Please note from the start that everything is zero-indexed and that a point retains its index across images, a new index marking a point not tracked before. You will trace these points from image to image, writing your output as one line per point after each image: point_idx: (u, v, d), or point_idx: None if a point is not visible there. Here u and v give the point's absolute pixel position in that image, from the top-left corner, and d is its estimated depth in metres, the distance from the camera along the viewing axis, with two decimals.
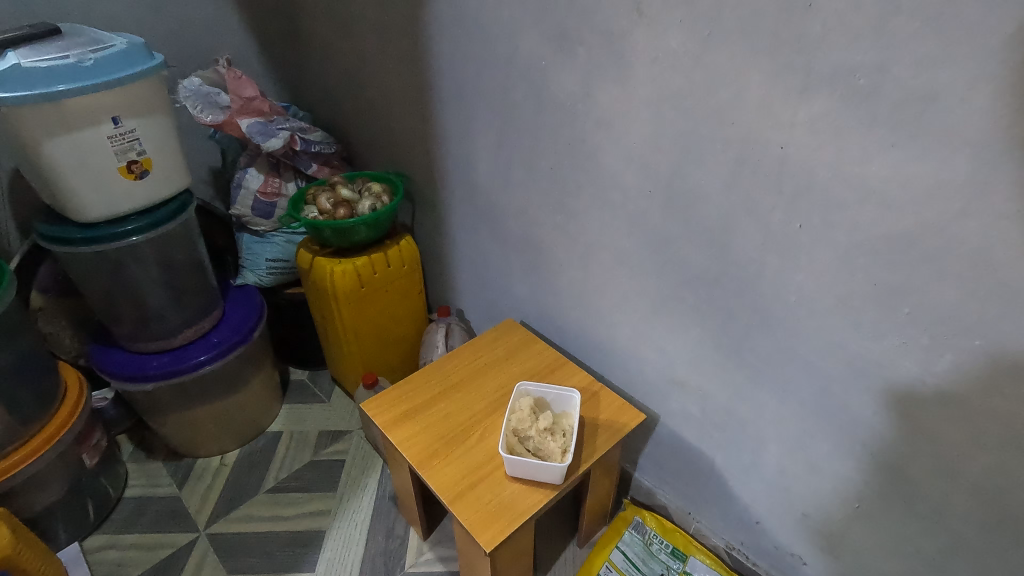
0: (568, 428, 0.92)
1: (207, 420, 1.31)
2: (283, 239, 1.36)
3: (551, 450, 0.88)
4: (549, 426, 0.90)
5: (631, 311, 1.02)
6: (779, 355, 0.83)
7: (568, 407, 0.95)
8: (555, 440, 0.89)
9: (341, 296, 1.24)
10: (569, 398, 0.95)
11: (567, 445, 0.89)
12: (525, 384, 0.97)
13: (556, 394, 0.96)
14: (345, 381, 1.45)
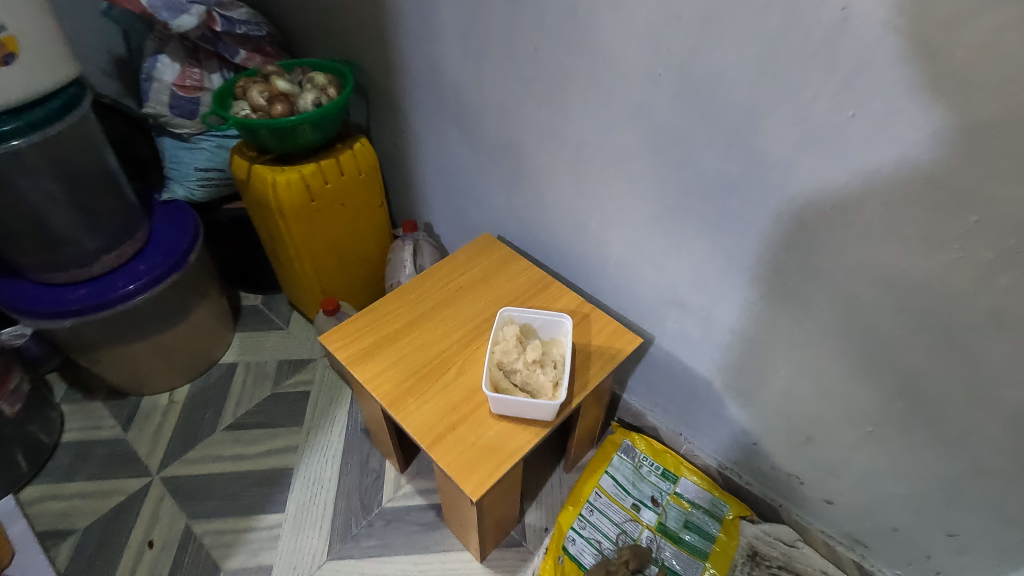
0: (560, 358, 0.81)
1: (147, 356, 1.16)
2: (213, 145, 1.14)
3: (541, 385, 0.78)
4: (538, 357, 0.79)
5: (628, 224, 0.88)
6: (803, 272, 0.73)
7: (559, 333, 0.84)
8: (545, 373, 0.78)
9: (289, 211, 1.06)
10: (561, 323, 0.84)
11: (558, 377, 0.78)
12: (509, 309, 0.84)
13: (544, 319, 0.84)
14: (303, 306, 1.31)
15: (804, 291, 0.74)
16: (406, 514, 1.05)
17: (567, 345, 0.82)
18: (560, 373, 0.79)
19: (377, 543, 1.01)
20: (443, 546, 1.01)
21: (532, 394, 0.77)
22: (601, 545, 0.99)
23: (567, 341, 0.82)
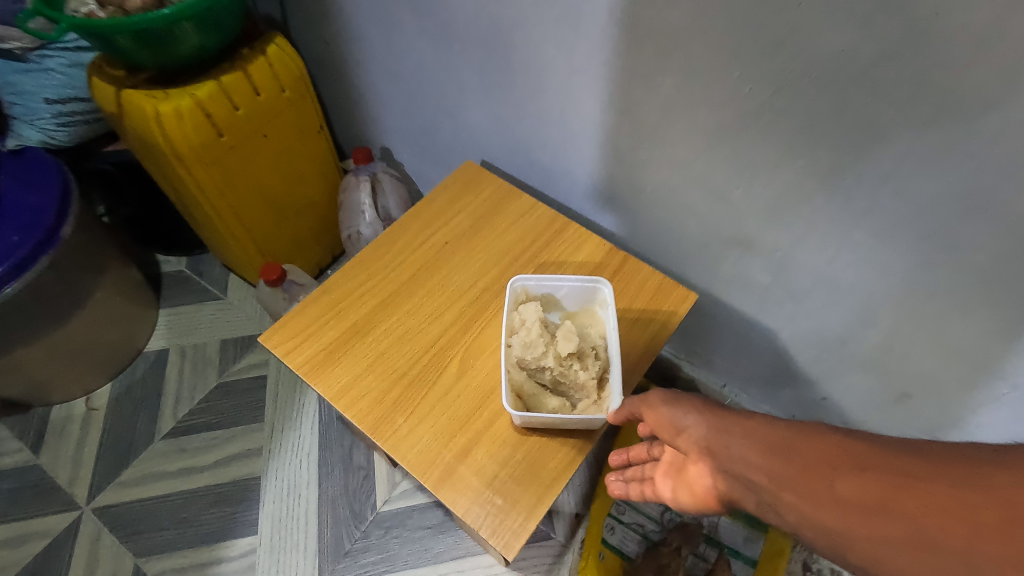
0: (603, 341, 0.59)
1: (42, 362, 0.89)
2: (62, 63, 0.79)
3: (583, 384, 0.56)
4: (576, 349, 0.57)
5: (675, 138, 0.62)
6: (958, 200, 0.49)
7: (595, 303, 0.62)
8: (586, 370, 0.56)
9: (188, 154, 0.76)
10: (597, 289, 0.62)
11: (603, 374, 0.57)
12: (522, 279, 0.61)
13: (573, 287, 0.61)
14: (240, 270, 1.03)
15: (953, 226, 0.51)
16: (408, 518, 0.86)
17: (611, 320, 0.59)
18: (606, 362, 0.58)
19: (378, 558, 0.83)
20: (458, 552, 0.84)
21: (567, 398, 0.57)
22: (645, 529, 0.84)
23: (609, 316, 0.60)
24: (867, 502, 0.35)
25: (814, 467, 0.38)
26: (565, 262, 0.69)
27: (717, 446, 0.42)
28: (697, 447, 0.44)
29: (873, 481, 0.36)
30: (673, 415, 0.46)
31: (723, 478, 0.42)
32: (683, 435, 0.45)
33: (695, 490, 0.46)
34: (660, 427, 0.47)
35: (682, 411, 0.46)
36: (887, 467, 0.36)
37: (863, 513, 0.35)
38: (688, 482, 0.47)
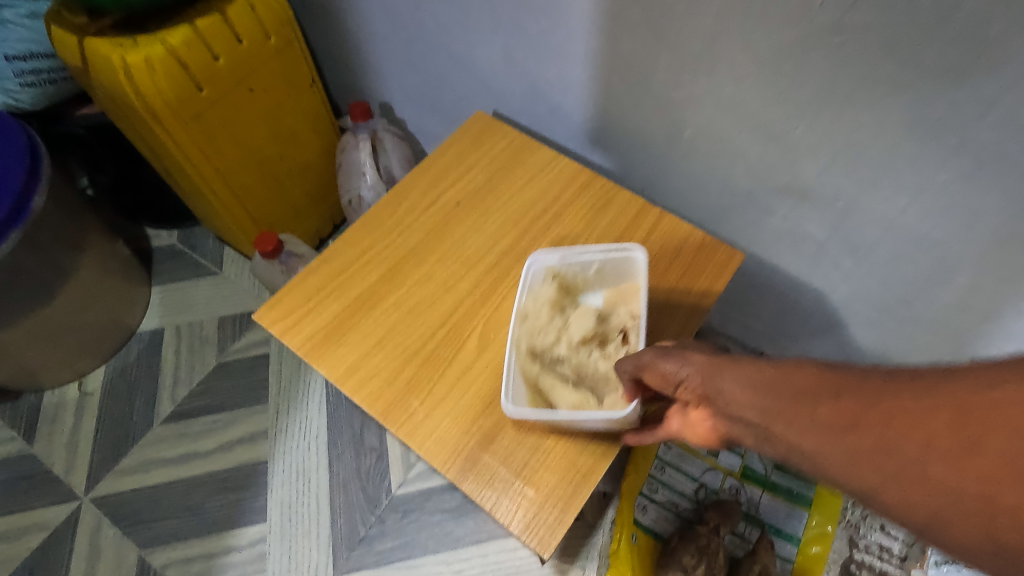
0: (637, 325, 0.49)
1: (26, 346, 0.83)
2: (19, 14, 0.70)
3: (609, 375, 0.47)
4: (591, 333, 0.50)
5: (724, 70, 0.53)
6: None
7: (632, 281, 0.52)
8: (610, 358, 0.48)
9: (165, 112, 0.67)
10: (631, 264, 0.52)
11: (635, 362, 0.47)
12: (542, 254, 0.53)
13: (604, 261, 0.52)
14: (234, 241, 0.96)
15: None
16: (424, 501, 0.81)
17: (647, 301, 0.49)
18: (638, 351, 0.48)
19: (394, 544, 0.78)
20: (480, 536, 0.79)
21: (598, 395, 0.48)
22: (679, 507, 0.79)
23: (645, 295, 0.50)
24: (844, 428, 0.29)
25: (803, 394, 0.31)
26: (594, 220, 0.61)
27: (710, 390, 0.36)
28: (695, 395, 0.37)
29: (850, 408, 0.29)
30: (663, 357, 0.39)
31: (728, 426, 0.35)
32: (674, 381, 0.39)
33: (697, 432, 0.39)
34: (650, 373, 0.40)
35: (674, 358, 0.39)
36: (869, 389, 0.29)
37: (837, 434, 0.29)
38: (688, 426, 0.39)
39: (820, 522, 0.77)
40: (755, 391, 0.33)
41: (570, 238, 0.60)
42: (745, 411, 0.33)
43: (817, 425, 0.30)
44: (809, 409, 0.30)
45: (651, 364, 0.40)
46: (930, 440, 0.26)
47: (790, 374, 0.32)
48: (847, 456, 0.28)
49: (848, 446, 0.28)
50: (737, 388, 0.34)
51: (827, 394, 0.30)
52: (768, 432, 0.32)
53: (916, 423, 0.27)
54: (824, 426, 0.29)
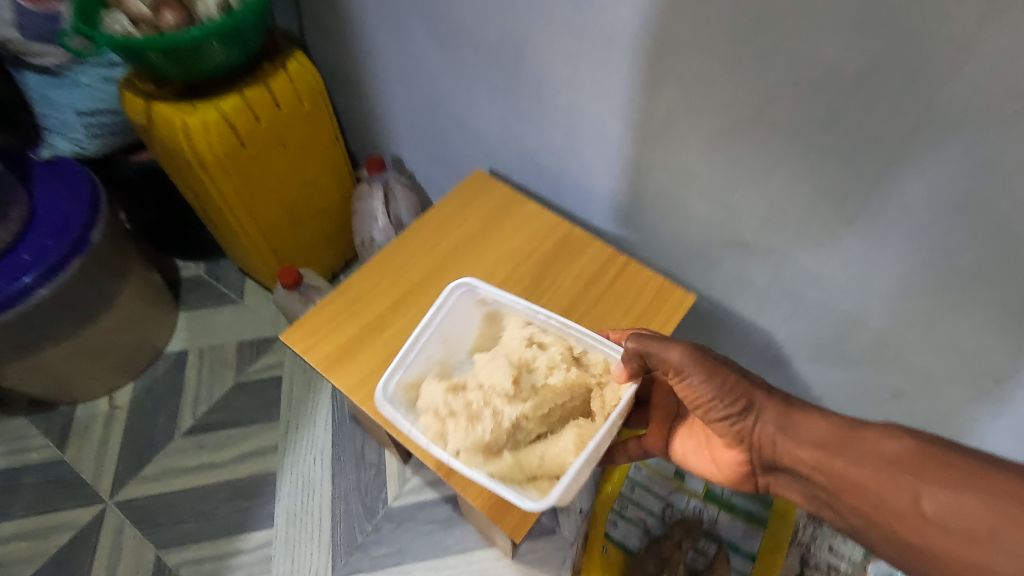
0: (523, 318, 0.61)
1: (68, 361, 0.93)
2: (95, 77, 0.84)
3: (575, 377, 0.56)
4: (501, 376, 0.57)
5: (674, 147, 0.66)
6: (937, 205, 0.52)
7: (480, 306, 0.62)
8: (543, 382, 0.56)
9: (213, 163, 0.80)
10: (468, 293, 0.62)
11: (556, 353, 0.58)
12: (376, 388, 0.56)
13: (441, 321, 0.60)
14: (257, 274, 1.07)
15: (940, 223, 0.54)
16: (417, 512, 0.89)
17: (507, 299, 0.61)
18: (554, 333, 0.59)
19: (388, 550, 0.86)
20: (466, 545, 0.87)
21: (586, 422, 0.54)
22: (647, 524, 0.87)
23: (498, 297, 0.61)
24: (897, 490, 0.39)
25: (883, 460, 0.41)
26: (570, 264, 0.73)
27: (772, 436, 0.47)
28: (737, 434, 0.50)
29: (926, 480, 0.39)
30: (686, 382, 0.49)
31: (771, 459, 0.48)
32: (718, 423, 0.50)
33: (722, 468, 0.55)
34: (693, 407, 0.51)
35: (726, 400, 0.48)
36: (941, 470, 0.39)
37: (901, 493, 0.39)
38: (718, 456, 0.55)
39: (774, 537, 0.85)
40: (799, 446, 0.46)
41: (549, 279, 0.71)
42: (790, 461, 0.46)
43: (841, 493, 0.43)
44: (843, 479, 0.42)
45: (677, 388, 0.50)
46: (973, 525, 0.36)
47: (870, 441, 0.42)
48: (905, 513, 0.39)
49: (862, 516, 0.41)
50: (782, 440, 0.47)
51: (881, 464, 0.41)
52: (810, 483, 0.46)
53: (971, 505, 0.36)
54: (847, 493, 0.42)
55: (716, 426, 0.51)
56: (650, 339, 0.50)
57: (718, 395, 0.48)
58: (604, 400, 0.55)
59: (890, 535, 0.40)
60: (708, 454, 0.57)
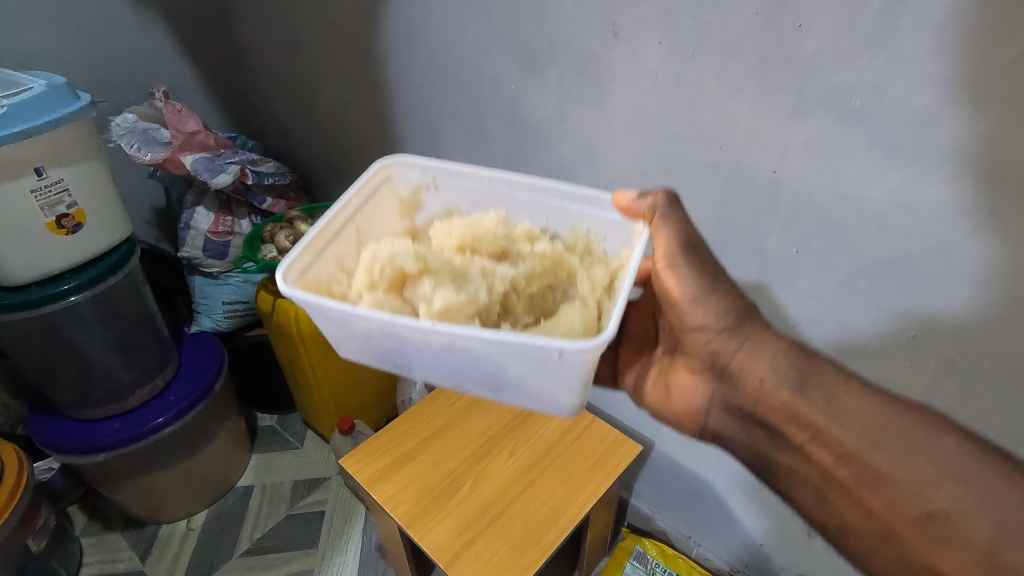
0: (458, 197, 0.65)
1: (168, 484, 1.20)
2: (239, 279, 1.24)
3: (563, 261, 0.55)
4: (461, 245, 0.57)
5: None
6: None
7: (399, 190, 0.66)
8: (518, 252, 0.57)
9: (309, 339, 1.16)
10: (386, 176, 0.65)
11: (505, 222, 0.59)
12: (283, 267, 0.50)
13: (356, 202, 0.60)
14: (318, 425, 1.37)
15: None
16: None
17: (438, 177, 0.65)
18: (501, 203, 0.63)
19: None
20: None
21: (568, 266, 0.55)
22: None
23: (429, 174, 0.65)
24: (944, 492, 0.43)
25: (935, 456, 0.45)
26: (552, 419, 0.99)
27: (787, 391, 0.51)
28: (711, 364, 0.56)
29: (972, 490, 0.43)
30: (674, 265, 0.55)
31: (778, 408, 0.52)
32: (701, 333, 0.55)
33: (677, 397, 0.61)
34: (677, 305, 0.56)
35: (714, 316, 0.54)
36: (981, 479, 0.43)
37: (945, 495, 0.43)
38: (686, 393, 0.60)
39: None
40: (820, 413, 0.49)
41: (533, 428, 0.98)
42: (788, 412, 0.51)
43: (862, 487, 0.47)
44: (885, 475, 0.46)
45: (665, 279, 0.56)
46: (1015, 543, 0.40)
47: (916, 435, 0.46)
48: (943, 520, 0.43)
49: (874, 518, 0.46)
50: (773, 383, 0.52)
51: (939, 464, 0.44)
52: (801, 451, 0.51)
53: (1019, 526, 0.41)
54: (868, 488, 0.46)
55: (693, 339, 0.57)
56: (670, 207, 0.56)
57: (715, 296, 0.54)
58: (593, 280, 0.53)
59: (904, 550, 0.45)
60: (661, 386, 0.62)
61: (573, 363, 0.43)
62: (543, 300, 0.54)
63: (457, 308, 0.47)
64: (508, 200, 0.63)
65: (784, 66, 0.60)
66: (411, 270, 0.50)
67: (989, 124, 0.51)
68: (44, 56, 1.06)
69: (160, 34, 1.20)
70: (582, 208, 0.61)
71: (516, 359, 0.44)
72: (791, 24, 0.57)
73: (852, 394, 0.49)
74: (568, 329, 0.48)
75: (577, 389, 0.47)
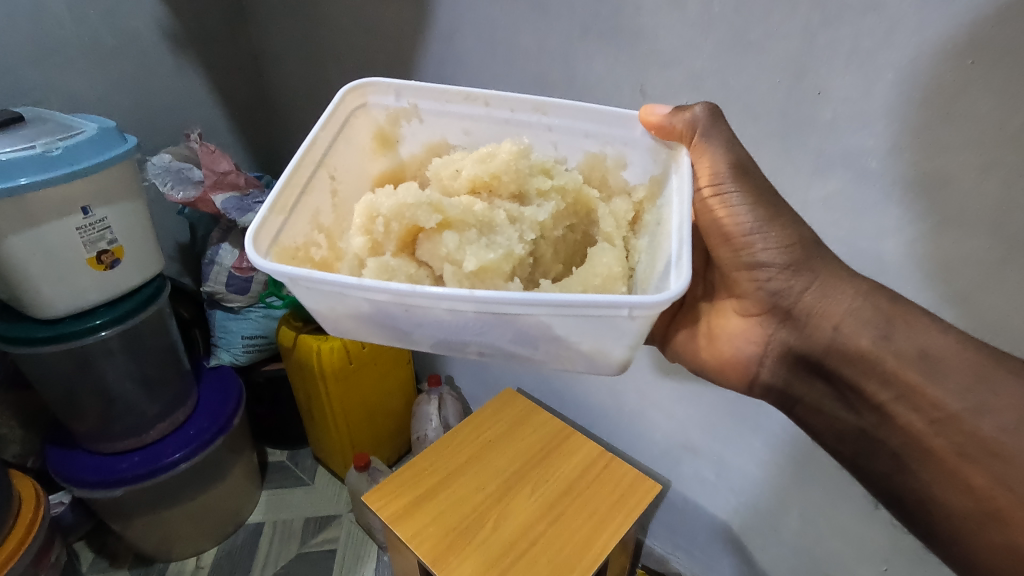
0: (444, 127, 0.61)
1: (180, 520, 1.19)
2: (260, 315, 1.27)
3: (586, 196, 0.57)
4: (483, 184, 0.55)
5: (638, 378, 1.00)
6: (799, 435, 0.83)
7: (371, 120, 0.60)
8: (529, 185, 0.55)
9: (329, 375, 1.17)
10: (354, 106, 0.59)
11: (516, 144, 0.55)
12: (255, 229, 0.43)
13: (324, 141, 0.54)
14: (331, 461, 1.37)
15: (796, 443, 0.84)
16: None
17: (418, 104, 0.60)
18: (492, 131, 0.60)
19: None
20: None
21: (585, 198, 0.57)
22: None
23: (407, 101, 0.60)
24: None
25: None
26: (572, 457, 1.01)
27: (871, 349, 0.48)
28: (770, 307, 0.54)
29: None
30: (726, 194, 0.51)
31: (846, 361, 0.50)
32: (758, 273, 0.53)
33: (722, 343, 0.59)
34: (730, 241, 0.53)
35: (775, 252, 0.51)
36: None
37: None
38: (741, 340, 0.58)
39: None
40: (913, 370, 0.47)
41: (552, 466, 0.99)
42: (866, 366, 0.49)
43: (966, 463, 0.45)
44: (994, 446, 0.44)
45: (714, 209, 0.52)
46: None
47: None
48: None
49: (976, 496, 0.45)
50: (849, 331, 0.49)
51: None
52: (881, 411, 0.49)
53: None
54: (970, 461, 0.44)
55: (753, 278, 0.53)
56: (712, 128, 0.52)
57: (774, 231, 0.51)
58: (618, 216, 0.56)
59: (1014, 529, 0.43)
60: (709, 336, 0.61)
61: (634, 319, 0.38)
62: (567, 242, 0.58)
63: (492, 267, 0.48)
64: (506, 125, 0.59)
65: (805, 127, 0.65)
66: (429, 225, 0.49)
67: (996, 186, 0.55)
68: (88, 99, 1.10)
69: (197, 79, 1.26)
70: (596, 130, 0.58)
71: (567, 319, 0.39)
72: (812, 90, 0.62)
73: (953, 349, 0.46)
74: (608, 273, 0.51)
75: (630, 345, 0.42)
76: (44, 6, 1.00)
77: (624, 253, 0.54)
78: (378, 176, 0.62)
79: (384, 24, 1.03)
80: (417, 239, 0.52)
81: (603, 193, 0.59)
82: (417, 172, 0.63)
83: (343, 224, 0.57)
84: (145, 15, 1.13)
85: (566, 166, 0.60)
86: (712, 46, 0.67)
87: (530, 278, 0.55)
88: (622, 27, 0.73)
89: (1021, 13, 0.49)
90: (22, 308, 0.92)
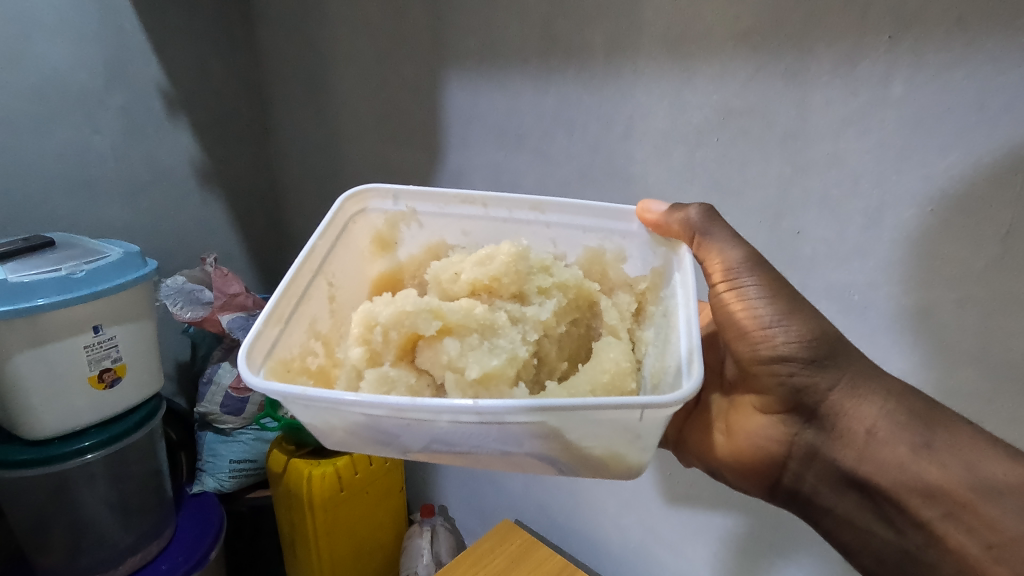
0: (443, 229, 0.64)
1: None
2: (251, 437, 1.22)
3: (588, 290, 0.59)
4: (488, 286, 0.57)
5: (642, 509, 0.96)
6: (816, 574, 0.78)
7: (370, 224, 0.63)
8: (530, 287, 0.57)
9: (318, 504, 1.11)
10: (354, 212, 0.61)
11: (516, 248, 0.57)
12: (249, 345, 0.43)
13: (322, 248, 0.56)
14: None
15: None
16: None
17: (414, 207, 0.63)
18: (489, 231, 0.63)
19: None
20: None
21: (595, 299, 0.60)
22: None
23: (403, 206, 0.63)
24: None
25: None
26: None
27: (911, 462, 0.48)
28: (794, 404, 0.53)
29: None
30: (742, 286, 0.53)
31: (881, 470, 0.49)
32: (779, 368, 0.52)
33: (741, 440, 0.59)
34: (749, 335, 0.53)
35: (796, 344, 0.51)
36: None
37: None
38: (762, 439, 0.57)
39: None
40: (963, 487, 0.46)
41: None
42: (905, 478, 0.48)
43: None
44: None
45: (730, 302, 0.54)
46: None
47: None
48: None
49: None
50: (882, 434, 0.49)
51: None
52: (928, 529, 0.47)
53: None
54: None
55: (773, 371, 0.53)
56: (714, 225, 0.55)
57: (795, 324, 0.51)
58: (622, 309, 0.60)
59: None
60: (729, 432, 0.60)
61: (649, 422, 0.39)
62: (572, 341, 0.60)
63: (495, 374, 0.49)
64: (503, 225, 0.63)
65: (790, 262, 0.70)
66: (429, 332, 0.51)
67: (975, 318, 0.59)
68: (115, 225, 1.18)
69: (220, 209, 1.35)
70: (593, 225, 0.61)
71: (585, 423, 0.39)
72: (792, 230, 0.68)
73: (1001, 460, 0.46)
74: (618, 367, 0.53)
75: (644, 449, 0.43)
76: (91, 145, 1.11)
77: (631, 345, 0.57)
78: (377, 277, 0.64)
79: (399, 165, 1.13)
80: (417, 347, 0.53)
81: (606, 285, 0.62)
82: (416, 273, 0.65)
83: (340, 328, 0.58)
84: (180, 153, 1.25)
85: (565, 261, 0.63)
86: (697, 190, 0.74)
87: (535, 381, 0.56)
88: (615, 173, 0.82)
89: (964, 171, 0.56)
90: (11, 429, 0.90)
